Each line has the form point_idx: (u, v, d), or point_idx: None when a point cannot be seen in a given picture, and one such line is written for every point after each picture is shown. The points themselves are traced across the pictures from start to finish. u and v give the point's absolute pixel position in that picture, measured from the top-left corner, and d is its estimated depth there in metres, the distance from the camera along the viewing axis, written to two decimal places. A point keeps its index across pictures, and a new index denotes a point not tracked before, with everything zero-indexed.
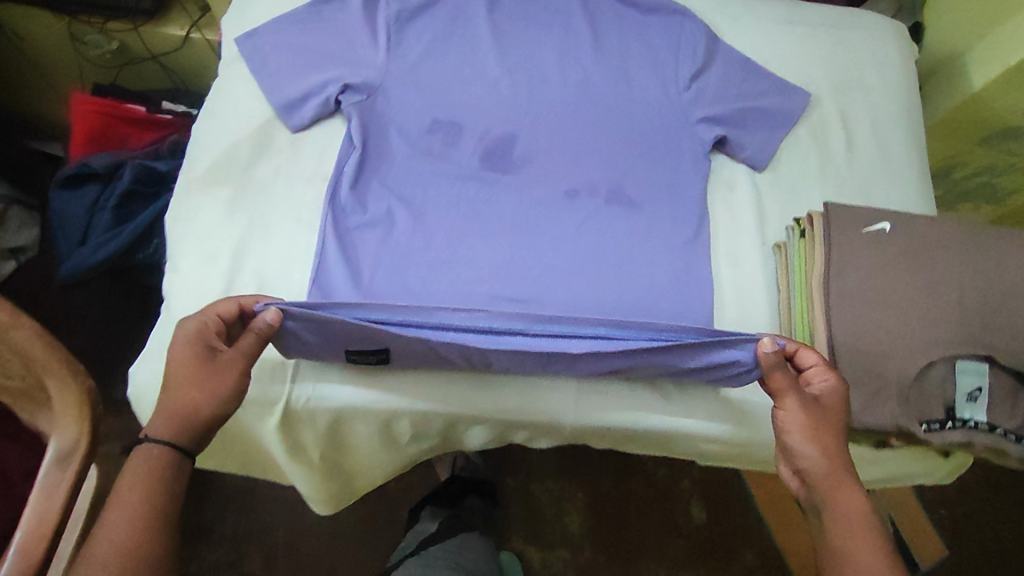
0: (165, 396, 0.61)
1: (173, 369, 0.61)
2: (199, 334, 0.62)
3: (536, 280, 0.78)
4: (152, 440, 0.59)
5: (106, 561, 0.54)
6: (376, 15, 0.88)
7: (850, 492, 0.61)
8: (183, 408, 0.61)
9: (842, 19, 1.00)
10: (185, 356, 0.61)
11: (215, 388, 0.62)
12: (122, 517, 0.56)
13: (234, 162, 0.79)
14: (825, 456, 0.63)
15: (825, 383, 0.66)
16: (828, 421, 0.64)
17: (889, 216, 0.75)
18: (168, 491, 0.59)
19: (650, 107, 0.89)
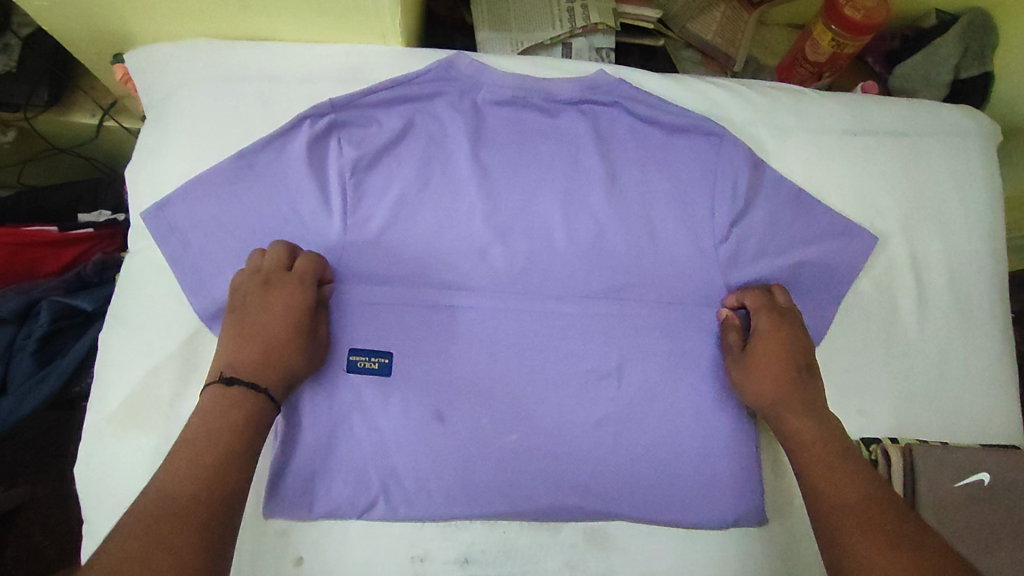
0: (273, 355, 0.58)
1: (279, 332, 0.59)
2: (298, 288, 0.61)
3: (546, 519, 0.65)
4: (270, 394, 0.56)
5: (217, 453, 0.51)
6: (326, 162, 0.67)
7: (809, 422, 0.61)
8: (292, 367, 0.59)
9: (916, 118, 0.80)
10: (288, 327, 0.59)
11: (309, 356, 0.61)
12: (186, 462, 0.49)
13: (154, 396, 0.62)
14: (783, 370, 0.64)
15: (760, 315, 0.67)
16: (770, 343, 0.66)
17: (987, 461, 0.61)
18: (252, 426, 0.54)
19: (680, 267, 0.71)
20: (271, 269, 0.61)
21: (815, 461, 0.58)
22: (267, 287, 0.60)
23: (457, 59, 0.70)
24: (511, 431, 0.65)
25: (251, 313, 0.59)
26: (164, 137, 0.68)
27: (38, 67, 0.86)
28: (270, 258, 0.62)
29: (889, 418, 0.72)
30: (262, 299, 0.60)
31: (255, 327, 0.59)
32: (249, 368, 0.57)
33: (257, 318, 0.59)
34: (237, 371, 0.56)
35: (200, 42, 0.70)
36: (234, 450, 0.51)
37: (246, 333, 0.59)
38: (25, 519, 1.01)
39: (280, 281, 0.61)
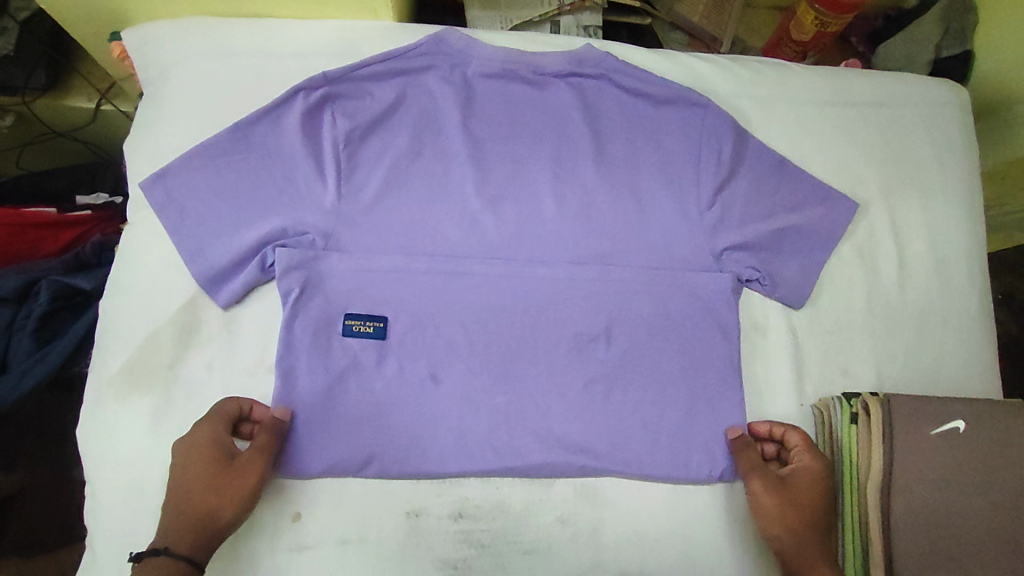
0: (199, 523, 0.57)
1: (208, 488, 0.58)
2: (224, 437, 0.60)
3: (537, 475, 0.67)
4: (195, 560, 0.55)
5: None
6: (320, 134, 0.69)
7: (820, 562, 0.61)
8: (221, 510, 0.57)
9: (895, 89, 0.82)
10: (204, 464, 0.58)
11: (232, 495, 0.58)
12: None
13: (154, 359, 0.63)
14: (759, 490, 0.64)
15: (743, 452, 0.67)
16: (806, 486, 0.64)
17: (963, 409, 0.63)
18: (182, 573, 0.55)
19: (666, 234, 0.73)
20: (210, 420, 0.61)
21: None
22: (191, 449, 0.59)
23: (447, 34, 0.72)
24: (502, 391, 0.67)
25: (183, 477, 0.58)
26: (162, 111, 0.70)
27: (34, 50, 0.88)
28: (225, 407, 0.61)
29: (873, 376, 0.74)
30: (187, 463, 0.59)
31: (186, 482, 0.58)
32: (181, 528, 0.56)
33: (190, 475, 0.58)
34: (172, 536, 0.56)
35: (195, 19, 0.72)
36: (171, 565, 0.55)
37: (179, 493, 0.58)
38: (26, 503, 1.01)
39: (210, 434, 0.60)
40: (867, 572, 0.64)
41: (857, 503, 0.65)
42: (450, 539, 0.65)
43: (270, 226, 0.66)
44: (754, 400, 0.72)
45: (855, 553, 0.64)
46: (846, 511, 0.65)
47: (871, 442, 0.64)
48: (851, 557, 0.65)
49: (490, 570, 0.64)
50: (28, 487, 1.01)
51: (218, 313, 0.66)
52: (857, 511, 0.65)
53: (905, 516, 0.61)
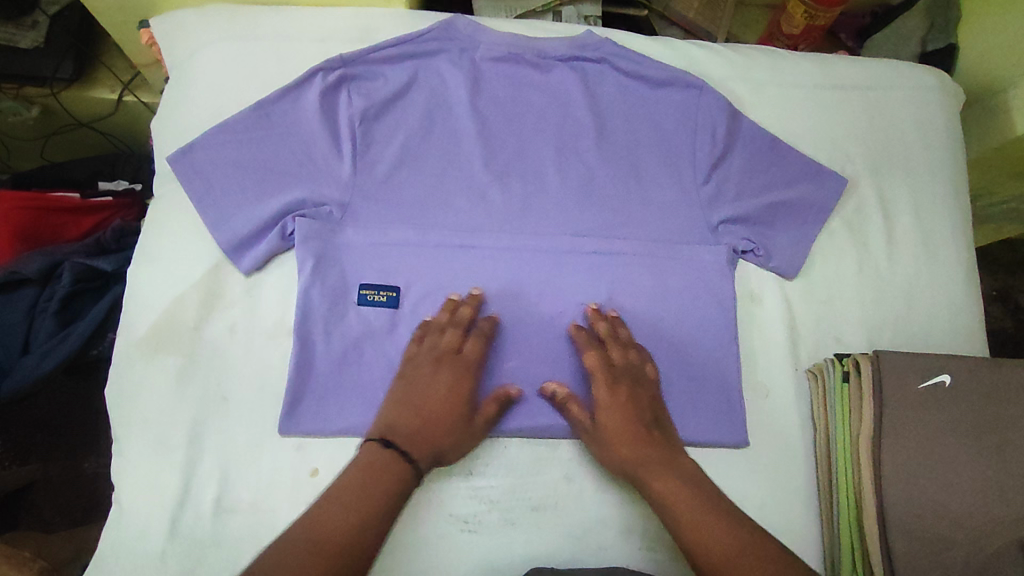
0: (427, 433, 0.64)
1: (461, 413, 0.66)
2: (464, 371, 0.67)
3: (545, 435, 0.69)
4: (415, 466, 0.62)
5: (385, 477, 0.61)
6: (336, 112, 0.73)
7: (660, 468, 0.63)
8: (447, 430, 0.65)
9: (881, 75, 0.86)
10: (438, 394, 0.65)
11: (462, 431, 0.66)
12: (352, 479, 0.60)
13: (180, 321, 0.66)
14: (607, 406, 0.66)
15: (592, 364, 0.68)
16: (619, 395, 0.67)
17: (948, 364, 0.65)
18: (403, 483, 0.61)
19: (665, 208, 0.77)
20: (445, 348, 0.67)
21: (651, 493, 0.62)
22: (440, 368, 0.67)
23: (456, 21, 0.76)
24: (510, 356, 0.71)
25: (429, 391, 0.66)
26: (188, 92, 0.74)
27: (63, 42, 0.93)
28: (444, 338, 0.68)
29: (865, 343, 0.77)
30: (431, 379, 0.66)
31: (424, 399, 0.65)
32: (412, 434, 0.64)
33: (438, 396, 0.66)
34: (394, 435, 0.63)
35: (220, 8, 0.76)
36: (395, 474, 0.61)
37: (410, 402, 0.65)
38: (37, 494, 1.03)
39: (455, 363, 0.67)
40: (861, 523, 0.65)
41: (850, 455, 0.67)
42: (461, 494, 0.67)
43: (290, 196, 0.69)
44: (752, 365, 0.75)
45: (849, 504, 0.67)
46: (840, 462, 0.68)
47: (861, 397, 0.67)
48: (845, 507, 0.67)
49: (499, 525, 0.66)
50: (39, 478, 1.04)
51: (239, 280, 0.69)
52: (850, 463, 0.67)
53: (896, 468, 0.63)
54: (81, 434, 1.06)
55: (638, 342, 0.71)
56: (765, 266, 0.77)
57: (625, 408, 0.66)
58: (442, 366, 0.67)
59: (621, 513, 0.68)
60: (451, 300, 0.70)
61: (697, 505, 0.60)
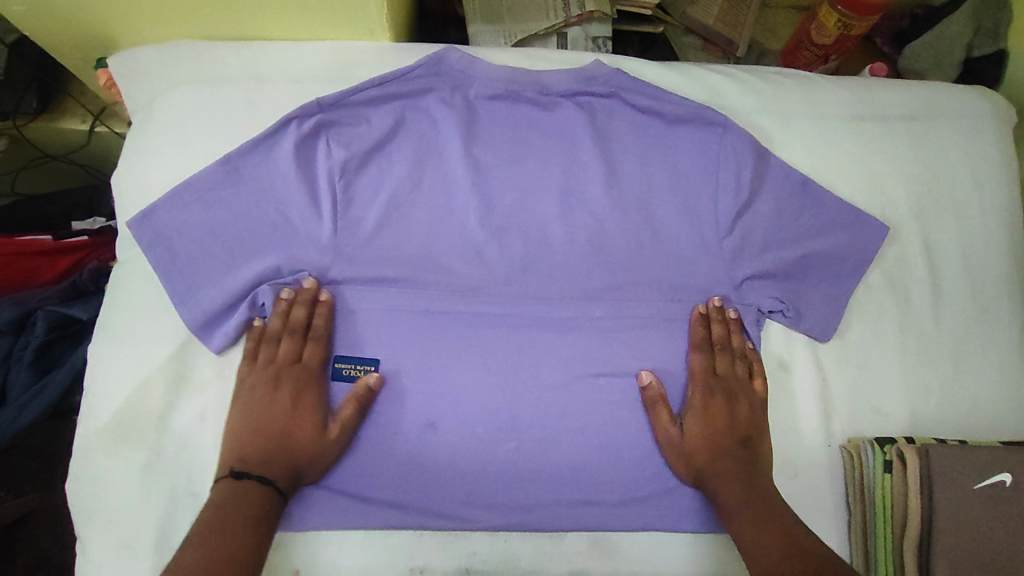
0: (281, 453, 0.58)
1: (312, 424, 0.59)
2: (308, 383, 0.61)
3: (548, 525, 0.63)
4: (279, 487, 0.56)
5: (230, 507, 0.54)
6: (314, 164, 0.65)
7: (735, 482, 0.61)
8: (303, 445, 0.58)
9: (926, 101, 0.76)
10: (257, 398, 0.60)
11: (307, 430, 0.59)
12: (217, 514, 0.53)
13: (144, 410, 0.60)
14: (699, 405, 0.64)
15: (693, 354, 0.66)
16: (713, 406, 0.64)
17: (1010, 461, 0.58)
18: (248, 510, 0.54)
19: (682, 264, 0.68)
20: (280, 362, 0.61)
21: (730, 501, 0.60)
22: (277, 384, 0.60)
23: (447, 54, 0.68)
24: (507, 437, 0.63)
25: (275, 412, 0.59)
26: (150, 143, 0.67)
27: (24, 73, 0.85)
28: (280, 349, 0.61)
29: (906, 413, 0.69)
30: (272, 398, 0.60)
31: (274, 420, 0.59)
32: (262, 458, 0.57)
33: (285, 412, 0.60)
34: (248, 463, 0.57)
35: (183, 44, 0.68)
36: (233, 494, 0.54)
37: (257, 427, 0.59)
38: (34, 527, 0.96)
39: (294, 376, 0.61)
40: None
41: (891, 558, 0.60)
42: None
43: (264, 263, 0.62)
44: (779, 441, 0.67)
45: None
46: (880, 563, 0.61)
47: (907, 494, 0.59)
48: None
49: None
50: (36, 509, 0.97)
51: (210, 359, 0.62)
52: (892, 567, 0.60)
53: None
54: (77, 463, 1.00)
55: (751, 352, 0.67)
56: (795, 327, 0.69)
57: (705, 409, 0.64)
58: (240, 375, 0.61)
59: None
60: (282, 301, 0.62)
61: (767, 519, 0.58)
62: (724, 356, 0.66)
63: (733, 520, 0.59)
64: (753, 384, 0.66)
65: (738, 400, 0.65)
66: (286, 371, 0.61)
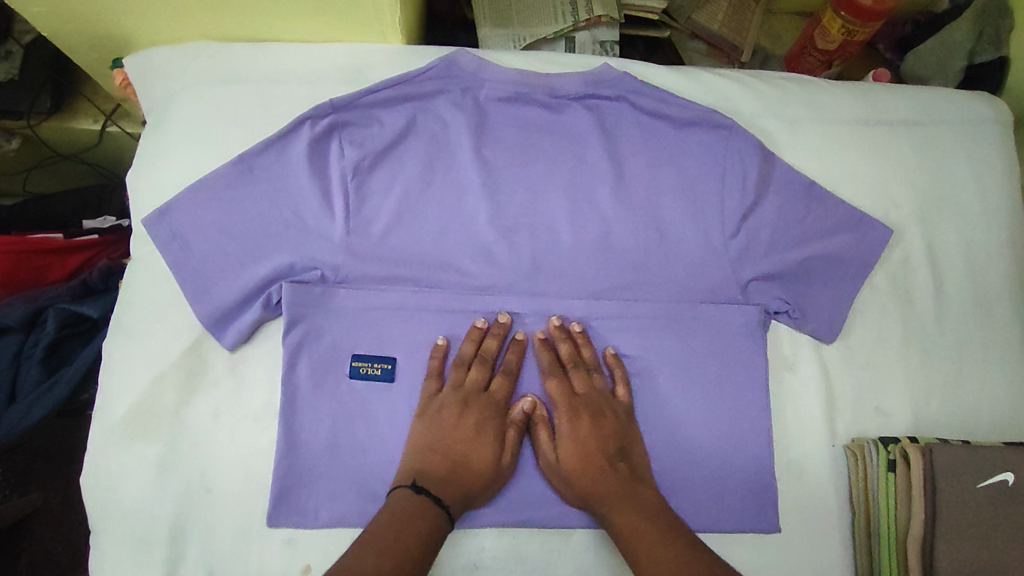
0: (459, 477, 0.60)
1: (488, 451, 0.61)
2: (495, 412, 0.63)
3: (555, 521, 0.63)
4: (450, 510, 0.58)
5: (407, 519, 0.55)
6: (327, 164, 0.66)
7: (619, 497, 0.60)
8: (472, 471, 0.60)
9: (929, 106, 0.78)
10: (444, 419, 0.62)
11: (484, 457, 0.61)
12: (390, 529, 0.54)
13: (158, 405, 0.61)
14: (568, 426, 0.63)
15: (551, 377, 0.65)
16: (581, 426, 0.63)
17: (1014, 461, 0.59)
18: (425, 526, 0.55)
19: (689, 265, 0.69)
20: (470, 387, 0.63)
21: (620, 526, 0.58)
22: (466, 407, 0.62)
23: (459, 57, 0.69)
24: (517, 434, 0.64)
25: (457, 436, 0.61)
26: (165, 142, 0.68)
27: (40, 73, 0.86)
28: (471, 375, 0.63)
29: (909, 413, 0.69)
30: (458, 421, 0.62)
31: (453, 443, 0.61)
32: (440, 481, 0.59)
33: (466, 437, 0.61)
34: (424, 479, 0.58)
35: (199, 46, 0.69)
36: (416, 507, 0.56)
37: (437, 447, 0.61)
38: (37, 525, 0.96)
39: (479, 403, 0.63)
40: None
41: (895, 556, 0.61)
42: None
43: (277, 262, 0.63)
44: (784, 441, 0.68)
45: None
46: (884, 562, 0.62)
47: (911, 492, 0.60)
48: None
49: None
50: (40, 508, 0.97)
51: (223, 355, 0.63)
52: (896, 564, 0.61)
53: None
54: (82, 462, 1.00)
55: (609, 359, 0.66)
56: (800, 327, 0.70)
57: (584, 431, 0.63)
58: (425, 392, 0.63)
59: None
60: (476, 329, 0.65)
61: (657, 541, 0.56)
62: (586, 377, 0.65)
63: (628, 548, 0.57)
64: (617, 395, 0.65)
65: (607, 419, 0.64)
66: (476, 395, 0.63)
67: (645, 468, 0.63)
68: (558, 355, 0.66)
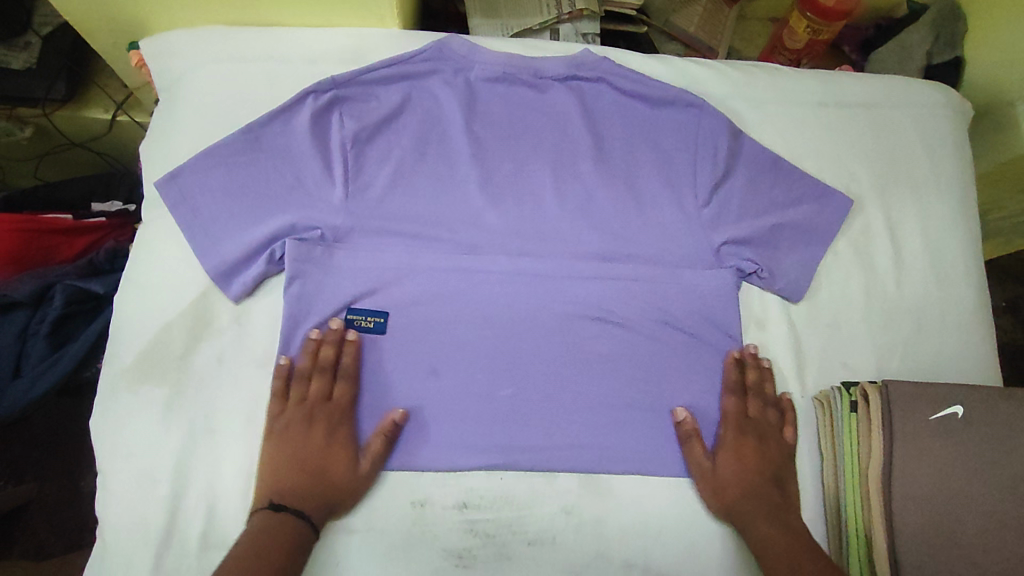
0: (317, 486, 0.61)
1: (344, 461, 0.63)
2: (337, 420, 0.65)
3: (540, 465, 0.67)
4: (312, 522, 0.60)
5: (281, 524, 0.58)
6: (328, 135, 0.71)
7: (768, 516, 0.64)
8: (337, 480, 0.62)
9: (885, 91, 0.84)
10: (296, 429, 0.63)
11: (334, 468, 0.62)
12: (267, 538, 0.57)
13: (165, 352, 0.65)
14: (733, 444, 0.68)
15: (728, 396, 0.70)
16: (746, 444, 0.68)
17: (960, 395, 0.64)
18: (292, 539, 0.58)
19: (665, 230, 0.75)
20: (313, 399, 0.64)
21: (765, 545, 0.63)
22: (311, 421, 0.64)
23: (451, 40, 0.75)
24: (505, 383, 0.69)
25: (310, 448, 0.63)
26: (177, 115, 0.73)
27: (54, 63, 0.91)
28: (312, 388, 0.65)
29: (872, 368, 0.74)
30: (306, 434, 0.63)
31: (311, 453, 0.63)
32: (297, 491, 0.61)
33: (317, 448, 0.63)
34: (284, 495, 0.60)
35: (210, 28, 0.75)
36: (279, 517, 0.59)
37: (304, 460, 0.62)
38: (32, 515, 0.98)
39: (324, 414, 0.64)
40: (869, 554, 0.64)
41: (858, 485, 0.66)
42: (455, 530, 0.64)
43: (279, 221, 0.68)
44: (755, 393, 0.72)
45: (858, 535, 0.65)
46: (848, 494, 0.66)
47: (871, 430, 0.65)
48: (854, 539, 0.65)
49: (493, 559, 0.64)
50: (35, 499, 0.98)
51: (228, 309, 0.68)
52: (859, 494, 0.66)
53: (905, 500, 0.62)
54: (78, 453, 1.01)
55: (786, 399, 0.71)
56: (768, 287, 0.75)
57: (738, 450, 0.67)
58: (271, 405, 0.65)
59: (620, 544, 0.65)
60: (310, 341, 0.66)
61: (806, 557, 0.61)
62: (757, 402, 0.70)
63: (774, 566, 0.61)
64: (784, 431, 0.70)
65: (769, 444, 0.69)
66: (308, 407, 0.64)
67: (795, 495, 0.68)
68: (739, 379, 0.71)
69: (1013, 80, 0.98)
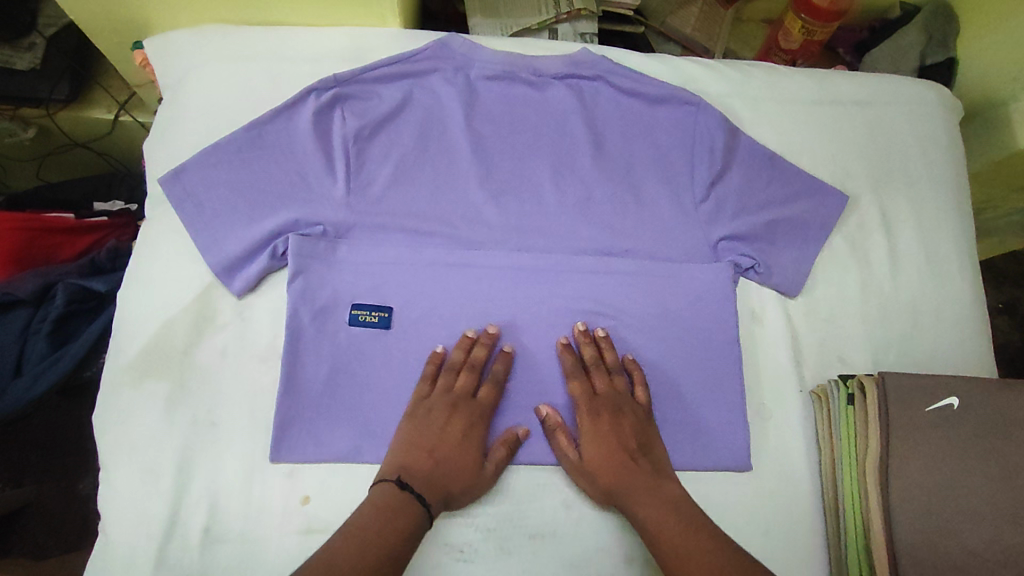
0: (444, 476, 0.62)
1: (473, 458, 0.64)
2: (481, 415, 0.66)
3: (541, 459, 0.67)
4: (430, 510, 0.59)
5: (382, 510, 0.57)
6: (330, 132, 0.72)
7: (646, 490, 0.62)
8: (450, 475, 0.62)
9: (879, 90, 0.86)
10: (448, 416, 0.65)
11: (465, 462, 0.64)
12: (372, 519, 0.57)
13: (169, 346, 0.65)
14: (591, 426, 0.66)
15: (573, 379, 0.68)
16: (601, 424, 0.66)
17: (956, 387, 0.65)
18: (411, 522, 0.58)
19: (663, 226, 0.75)
20: (460, 391, 0.66)
21: (646, 520, 0.60)
22: (454, 411, 0.65)
23: (451, 39, 0.76)
24: (506, 378, 0.69)
25: (444, 437, 0.64)
26: (181, 113, 0.74)
27: (60, 63, 0.92)
28: (460, 379, 0.67)
29: (868, 362, 0.75)
30: (446, 422, 0.65)
31: (435, 442, 0.64)
32: (425, 477, 0.61)
33: (453, 440, 0.64)
34: (412, 477, 0.61)
35: (213, 27, 0.76)
36: (398, 501, 0.58)
37: (421, 446, 0.63)
38: (31, 517, 0.97)
39: (466, 407, 0.66)
40: (868, 547, 0.64)
41: (855, 476, 0.66)
42: (456, 523, 0.64)
43: (282, 217, 0.68)
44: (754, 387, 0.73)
45: (857, 527, 0.65)
46: (846, 485, 0.67)
47: (868, 422, 0.66)
48: (852, 531, 0.66)
49: (494, 554, 0.64)
50: (34, 501, 0.98)
51: (230, 304, 0.68)
52: (857, 486, 0.66)
53: (903, 490, 0.62)
54: (76, 455, 1.01)
55: (631, 360, 0.70)
56: (765, 282, 0.76)
57: (596, 431, 0.66)
58: (421, 392, 0.66)
59: (621, 537, 0.66)
60: (467, 338, 0.68)
61: (680, 532, 0.58)
62: (613, 380, 0.69)
63: (659, 543, 0.58)
64: (635, 394, 0.69)
65: (635, 421, 0.67)
66: (467, 399, 0.66)
67: (665, 462, 0.66)
68: (585, 362, 0.70)
69: (1005, 79, 0.99)
